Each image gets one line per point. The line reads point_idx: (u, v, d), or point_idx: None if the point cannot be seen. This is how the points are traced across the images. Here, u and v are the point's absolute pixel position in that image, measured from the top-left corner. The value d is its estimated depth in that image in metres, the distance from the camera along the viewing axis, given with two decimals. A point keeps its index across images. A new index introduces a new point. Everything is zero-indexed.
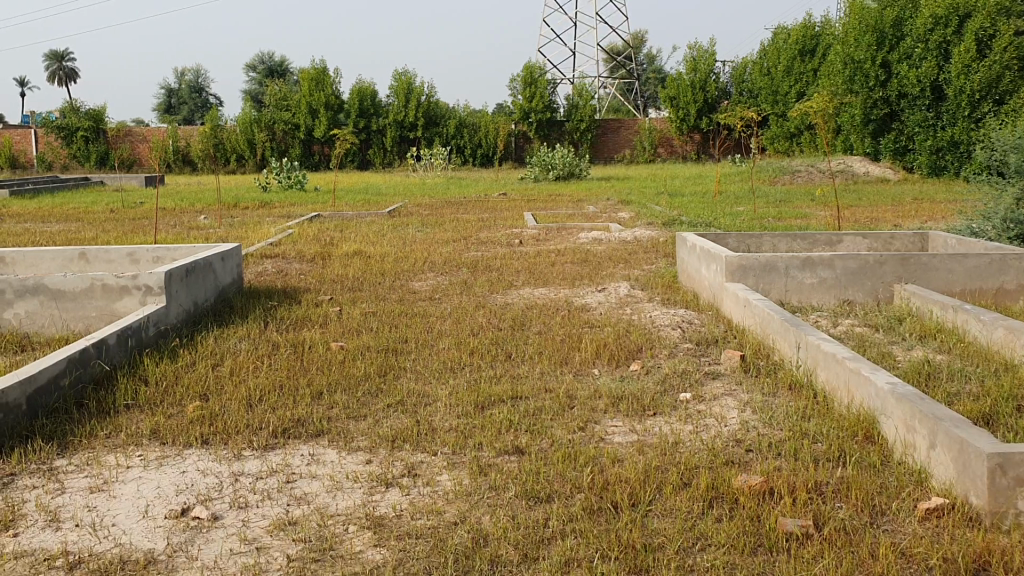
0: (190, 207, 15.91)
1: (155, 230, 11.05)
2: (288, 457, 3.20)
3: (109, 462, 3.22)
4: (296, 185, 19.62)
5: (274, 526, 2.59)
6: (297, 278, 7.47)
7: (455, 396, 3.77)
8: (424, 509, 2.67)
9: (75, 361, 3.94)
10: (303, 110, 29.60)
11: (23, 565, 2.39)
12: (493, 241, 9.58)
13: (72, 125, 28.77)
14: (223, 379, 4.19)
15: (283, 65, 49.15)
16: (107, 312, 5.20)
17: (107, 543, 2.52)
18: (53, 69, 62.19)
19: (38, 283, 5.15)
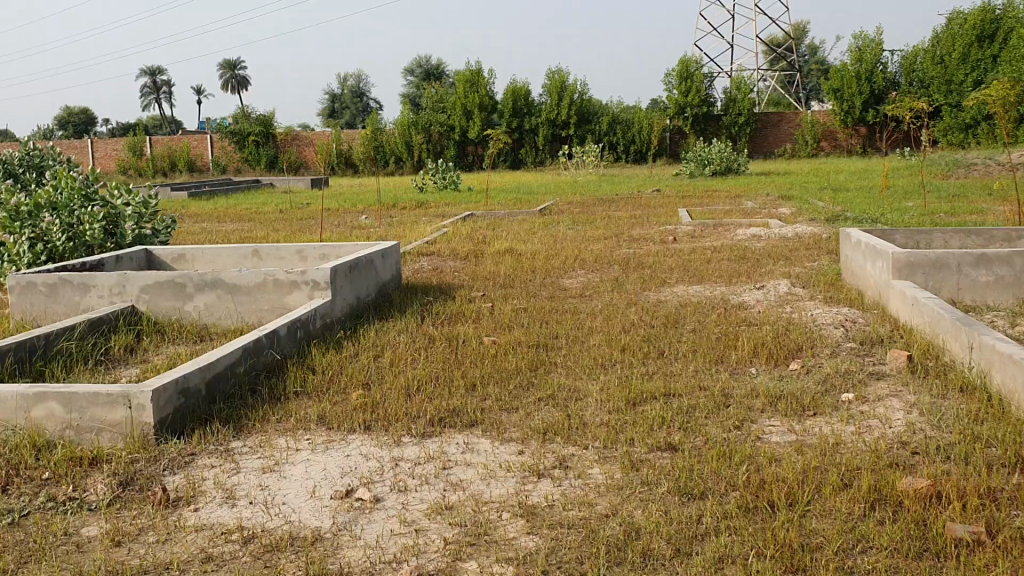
0: (352, 208, 16.57)
1: (320, 230, 11.57)
2: (444, 445, 3.29)
3: (280, 445, 3.41)
4: (451, 185, 20.10)
5: (432, 510, 2.68)
6: (452, 275, 7.65)
7: (607, 391, 3.78)
8: (576, 501, 2.70)
9: (249, 351, 4.20)
10: (458, 112, 30.28)
11: (204, 538, 2.57)
12: (647, 238, 9.51)
13: (244, 131, 30.47)
14: (383, 370, 4.35)
15: (440, 67, 50.39)
16: (278, 305, 5.49)
17: (278, 520, 2.67)
18: (227, 78, 66.07)
19: (216, 278, 5.50)
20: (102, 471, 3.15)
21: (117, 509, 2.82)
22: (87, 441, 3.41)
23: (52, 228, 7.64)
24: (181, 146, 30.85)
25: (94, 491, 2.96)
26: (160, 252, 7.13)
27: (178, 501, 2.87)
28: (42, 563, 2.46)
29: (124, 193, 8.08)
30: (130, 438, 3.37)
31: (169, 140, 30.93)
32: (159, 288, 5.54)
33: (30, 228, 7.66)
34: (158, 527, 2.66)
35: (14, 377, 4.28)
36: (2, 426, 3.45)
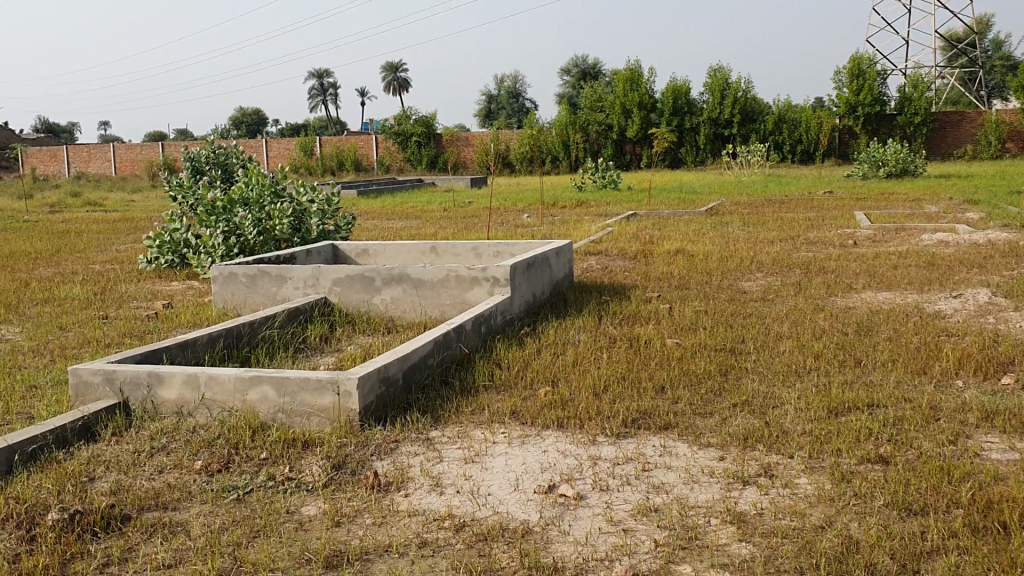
0: (514, 206, 16.80)
1: (487, 228, 11.79)
2: (642, 447, 3.28)
3: (478, 437, 3.49)
4: (610, 185, 20.04)
5: (638, 510, 2.68)
6: (623, 274, 7.61)
7: (804, 400, 3.66)
8: (787, 510, 2.63)
9: (440, 343, 4.32)
10: (617, 111, 30.16)
11: (418, 523, 2.67)
12: (824, 242, 9.18)
13: (407, 132, 31.46)
14: (568, 368, 4.37)
15: (597, 66, 50.36)
16: (459, 301, 5.60)
17: (487, 510, 2.74)
18: (390, 80, 68.27)
19: (402, 272, 5.68)
20: (314, 454, 3.31)
21: (333, 490, 2.96)
22: (297, 424, 3.59)
23: (245, 223, 8.08)
24: (347, 146, 32.05)
25: (309, 472, 3.12)
26: (345, 248, 7.45)
27: (389, 486, 2.98)
28: (272, 538, 2.61)
29: (309, 191, 8.45)
30: (337, 424, 3.52)
31: (337, 140, 32.19)
32: (349, 281, 5.78)
33: (225, 223, 8.13)
34: (373, 510, 2.78)
35: (223, 362, 4.55)
36: (220, 408, 3.68)
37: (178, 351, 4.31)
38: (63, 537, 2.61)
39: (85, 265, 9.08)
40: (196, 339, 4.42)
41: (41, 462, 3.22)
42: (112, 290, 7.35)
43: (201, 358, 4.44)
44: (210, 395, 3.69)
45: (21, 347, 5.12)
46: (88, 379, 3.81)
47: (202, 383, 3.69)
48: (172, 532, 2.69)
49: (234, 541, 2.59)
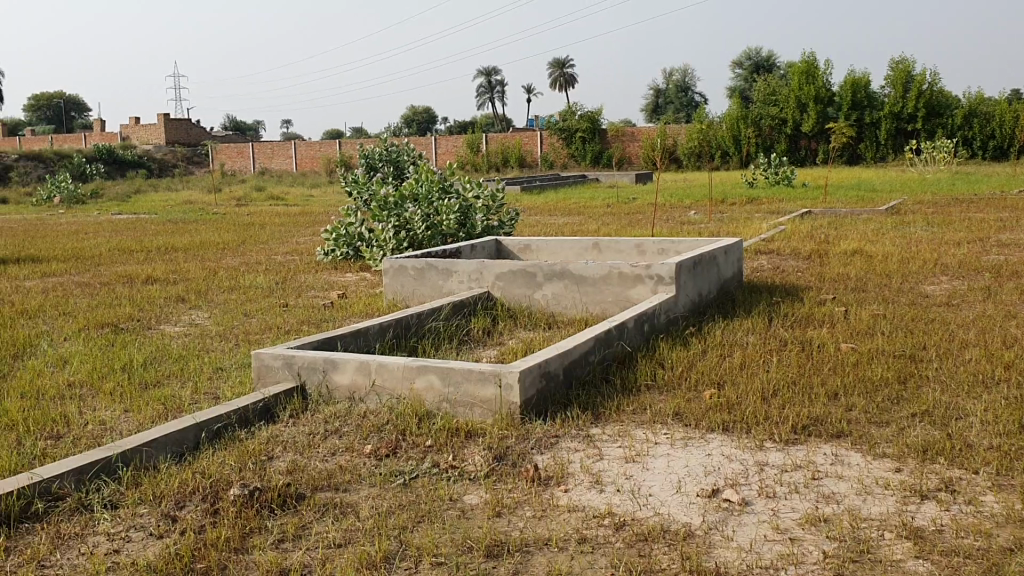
0: (681, 202, 16.55)
1: (653, 224, 11.66)
2: (811, 455, 3.16)
3: (639, 436, 3.46)
4: (783, 181, 19.41)
5: (806, 520, 2.58)
6: (795, 275, 7.36)
7: (991, 413, 3.42)
8: (970, 529, 2.46)
9: (602, 340, 4.31)
10: (791, 105, 29.21)
11: (578, 519, 2.67)
12: (1019, 244, 8.54)
13: (572, 127, 31.59)
14: (734, 370, 4.26)
15: (771, 59, 48.86)
16: (622, 298, 5.56)
17: (648, 511, 2.71)
18: (558, 75, 68.66)
19: (564, 269, 5.70)
20: (477, 444, 3.38)
21: (495, 481, 3.01)
22: (460, 414, 3.67)
23: (414, 217, 8.34)
24: (513, 142, 32.45)
25: (472, 462, 3.18)
26: (509, 243, 7.55)
27: (549, 480, 3.00)
28: (435, 524, 2.68)
29: (475, 187, 8.62)
30: (499, 415, 3.57)
31: (504, 137, 32.66)
32: (514, 276, 5.86)
33: (395, 217, 8.42)
34: (534, 503, 2.80)
35: (392, 351, 4.70)
36: (388, 394, 3.81)
37: (351, 339, 4.49)
38: (244, 511, 2.77)
39: (267, 255, 9.60)
40: (367, 329, 4.59)
41: (226, 440, 3.42)
42: (291, 280, 7.75)
43: (372, 347, 4.61)
44: (379, 382, 3.82)
45: (210, 332, 5.47)
46: (269, 363, 4.03)
47: (372, 370, 3.83)
48: (343, 512, 2.80)
49: (399, 525, 2.67)
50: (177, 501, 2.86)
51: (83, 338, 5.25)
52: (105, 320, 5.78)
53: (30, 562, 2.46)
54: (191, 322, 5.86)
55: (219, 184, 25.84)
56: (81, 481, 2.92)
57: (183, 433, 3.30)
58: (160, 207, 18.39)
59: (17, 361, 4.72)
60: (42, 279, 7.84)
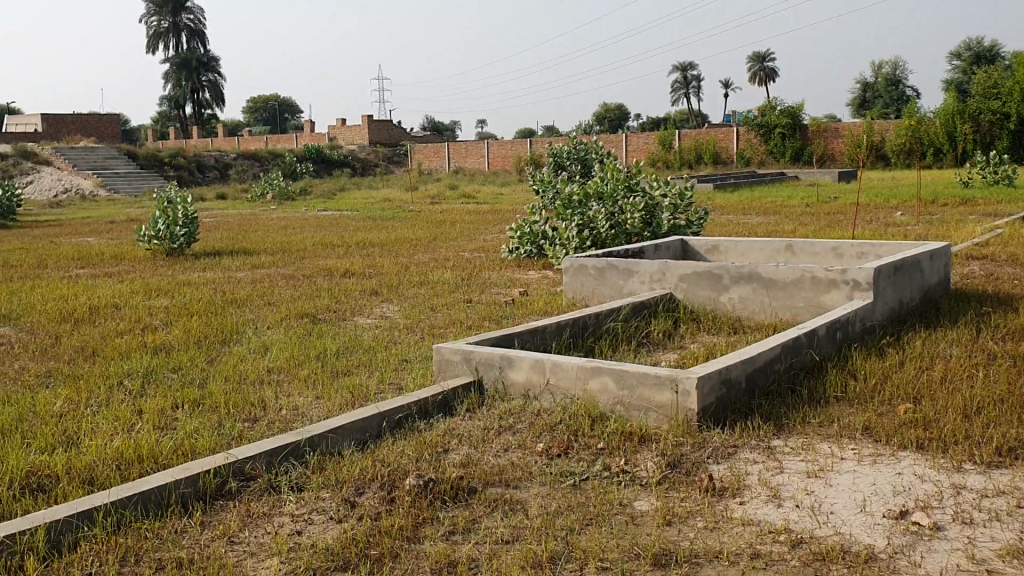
0: (886, 203, 15.67)
1: (853, 226, 11.10)
2: (1017, 480, 2.89)
3: (824, 451, 3.29)
4: (1003, 180, 17.97)
5: (1007, 551, 2.36)
6: (1011, 283, 6.79)
7: None
8: None
9: (789, 348, 4.13)
10: (1016, 98, 27.02)
11: (751, 533, 2.57)
12: None
13: (771, 123, 30.48)
14: (934, 384, 3.98)
15: (993, 50, 45.39)
16: (814, 303, 5.31)
17: (827, 530, 2.57)
18: (756, 70, 66.63)
19: (752, 271, 5.52)
20: (650, 449, 3.32)
21: (667, 489, 2.95)
22: (636, 418, 3.61)
23: (598, 216, 8.36)
24: (707, 139, 31.76)
25: (644, 467, 3.12)
26: (695, 243, 7.39)
27: (724, 492, 2.91)
28: (604, 528, 2.65)
29: (663, 185, 8.46)
30: (675, 421, 3.49)
31: (698, 134, 32.06)
32: (697, 278, 5.74)
33: (579, 216, 8.46)
34: (706, 514, 2.72)
35: (570, 350, 4.71)
36: (563, 394, 3.81)
37: (529, 337, 4.53)
38: (418, 501, 2.85)
39: (456, 252, 9.87)
40: (546, 327, 4.62)
41: (405, 431, 3.53)
42: (477, 276, 7.92)
43: (549, 346, 4.64)
44: (554, 381, 3.83)
45: (399, 325, 5.67)
46: (449, 357, 4.13)
47: (548, 369, 3.84)
48: (513, 509, 2.83)
49: (567, 526, 2.66)
50: (357, 487, 2.97)
51: (284, 327, 5.57)
52: (305, 310, 6.12)
53: (222, 537, 2.62)
54: (381, 315, 6.10)
55: (416, 182, 26.79)
56: (271, 463, 3.10)
57: (367, 421, 3.44)
58: (362, 203, 19.31)
59: (224, 346, 5.07)
60: (251, 270, 8.41)
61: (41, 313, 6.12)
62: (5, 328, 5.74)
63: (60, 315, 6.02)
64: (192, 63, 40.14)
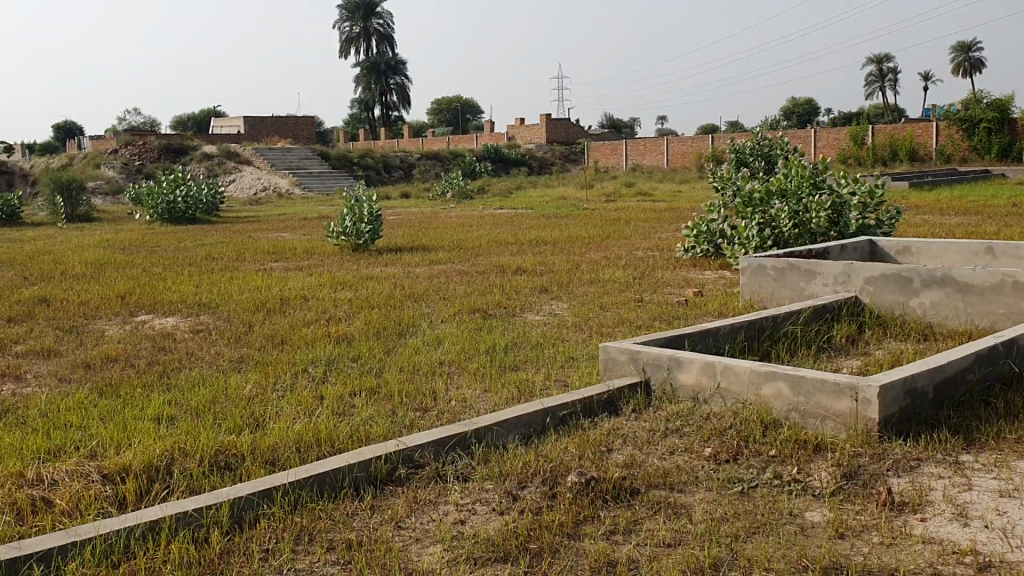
0: None
1: None
2: None
3: (1020, 469, 3.04)
4: None
5: None
6: None
7: None
8: None
9: (985, 357, 3.84)
10: None
11: (932, 552, 2.41)
12: None
13: (976, 117, 28.46)
14: None
15: None
16: (1015, 311, 4.92)
17: (1020, 554, 2.38)
18: (959, 60, 62.46)
19: (946, 275, 5.18)
20: (824, 459, 3.18)
21: (841, 501, 2.81)
22: (811, 426, 3.46)
23: (781, 214, 8.04)
24: (905, 134, 29.96)
25: (817, 478, 3.00)
26: (885, 244, 7.00)
27: (904, 507, 2.74)
28: (771, 537, 2.56)
29: (851, 182, 8.06)
30: (854, 431, 3.31)
31: (892, 129, 30.42)
32: (885, 281, 5.44)
33: (760, 214, 8.18)
34: (883, 529, 2.57)
35: (744, 353, 4.57)
36: (734, 398, 3.71)
37: (701, 338, 4.44)
38: (579, 499, 2.84)
39: (630, 251, 9.81)
40: (719, 328, 4.51)
41: (569, 429, 3.54)
42: (650, 275, 7.84)
43: (721, 348, 4.52)
44: (724, 385, 3.73)
45: (568, 322, 5.69)
46: (617, 356, 4.10)
47: (719, 372, 3.75)
48: (676, 512, 2.78)
49: (732, 533, 2.58)
50: (520, 481, 3.00)
51: (457, 321, 5.71)
52: (477, 305, 6.25)
53: (389, 521, 2.72)
54: (551, 311, 6.15)
55: (593, 181, 26.82)
56: (439, 453, 3.18)
57: (532, 417, 3.46)
58: (539, 202, 19.54)
59: (401, 338, 5.25)
60: (428, 266, 8.68)
61: (237, 303, 6.55)
62: (205, 316, 6.19)
63: (253, 305, 6.42)
64: (381, 67, 41.88)
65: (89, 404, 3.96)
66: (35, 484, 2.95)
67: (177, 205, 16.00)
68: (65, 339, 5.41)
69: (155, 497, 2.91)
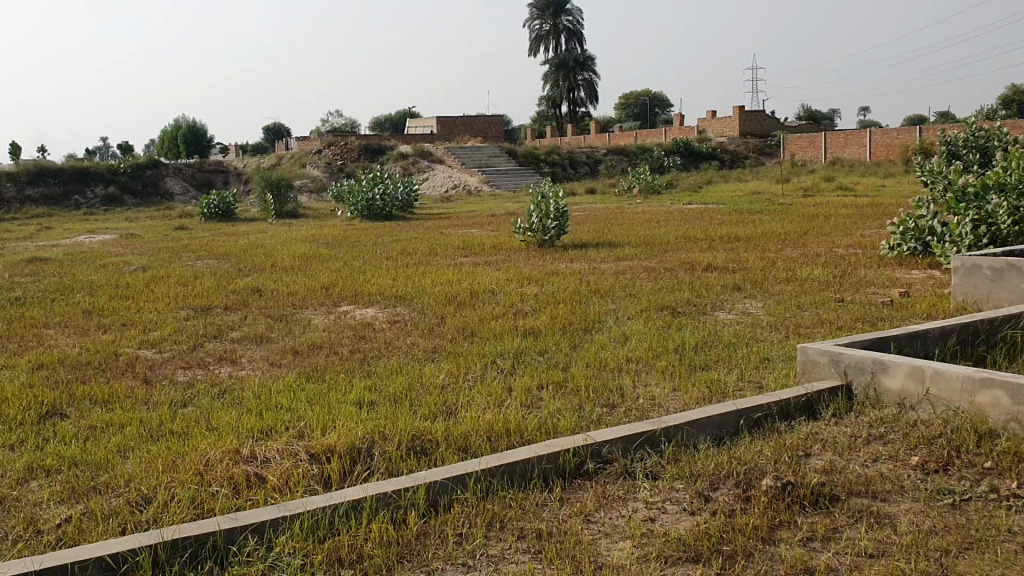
0: None
1: None
2: None
3: None
4: None
5: None
6: None
7: None
8: None
9: None
10: None
11: None
12: None
13: None
14: None
15: None
16: None
17: None
18: None
19: None
20: None
21: None
22: None
23: (999, 210, 7.29)
24: None
25: None
26: None
27: None
28: (986, 555, 2.37)
29: None
30: None
31: None
32: None
33: (974, 210, 7.55)
34: None
35: (957, 358, 4.27)
36: (944, 406, 3.47)
37: (907, 341, 4.19)
38: (775, 503, 2.75)
39: (829, 248, 9.39)
40: (928, 331, 4.23)
41: (763, 431, 3.42)
42: (851, 274, 7.47)
43: (930, 352, 4.25)
44: (934, 392, 3.50)
45: (761, 322, 5.51)
46: (815, 358, 3.93)
47: (928, 377, 3.52)
48: (879, 522, 2.63)
49: (942, 548, 2.42)
50: (712, 482, 2.93)
51: (645, 318, 5.66)
52: (666, 302, 6.17)
53: (579, 514, 2.73)
54: (744, 310, 5.98)
55: (789, 175, 25.84)
56: (628, 449, 3.16)
57: (724, 417, 3.37)
58: (731, 197, 19.04)
59: (588, 334, 5.25)
60: (616, 262, 8.64)
61: (431, 295, 6.77)
62: (401, 307, 6.44)
63: (445, 298, 6.61)
64: (569, 64, 42.18)
65: (297, 387, 4.21)
66: (249, 461, 3.17)
67: (374, 202, 16.72)
68: (275, 327, 5.79)
69: (357, 478, 3.06)
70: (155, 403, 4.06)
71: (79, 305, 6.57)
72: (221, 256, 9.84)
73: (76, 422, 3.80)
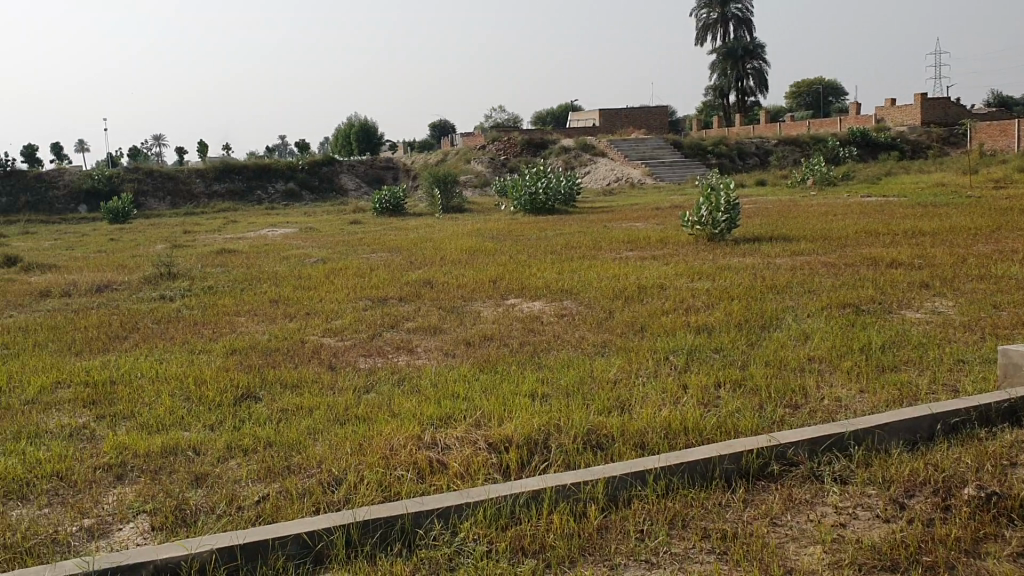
0: None
1: None
2: None
3: None
4: None
5: None
6: None
7: None
8: None
9: None
10: None
11: None
12: None
13: None
14: None
15: None
16: None
17: None
18: None
19: None
20: None
21: None
22: None
23: None
24: None
25: None
26: None
27: None
28: None
29: None
30: None
31: None
32: None
33: None
34: None
35: None
36: None
37: None
38: (978, 514, 2.58)
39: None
40: None
41: (962, 437, 3.22)
42: None
43: None
44: None
45: (953, 322, 5.20)
46: (1019, 362, 3.67)
47: None
48: None
49: None
50: (906, 489, 2.79)
51: (825, 316, 5.45)
52: (847, 300, 5.91)
53: (764, 517, 2.65)
54: (933, 309, 5.65)
55: (976, 165, 24.25)
56: (814, 452, 3.05)
57: (919, 421, 3.20)
58: (913, 189, 18.05)
59: (764, 331, 5.11)
60: (790, 257, 8.36)
61: (599, 290, 6.76)
62: (570, 301, 6.46)
63: (613, 292, 6.58)
64: (738, 52, 41.03)
65: (472, 378, 4.30)
66: (431, 447, 3.25)
67: (538, 196, 16.86)
68: (448, 318, 5.93)
69: (535, 470, 3.09)
70: (339, 388, 4.24)
71: (266, 294, 6.95)
72: (393, 249, 10.17)
73: (268, 404, 4.02)
